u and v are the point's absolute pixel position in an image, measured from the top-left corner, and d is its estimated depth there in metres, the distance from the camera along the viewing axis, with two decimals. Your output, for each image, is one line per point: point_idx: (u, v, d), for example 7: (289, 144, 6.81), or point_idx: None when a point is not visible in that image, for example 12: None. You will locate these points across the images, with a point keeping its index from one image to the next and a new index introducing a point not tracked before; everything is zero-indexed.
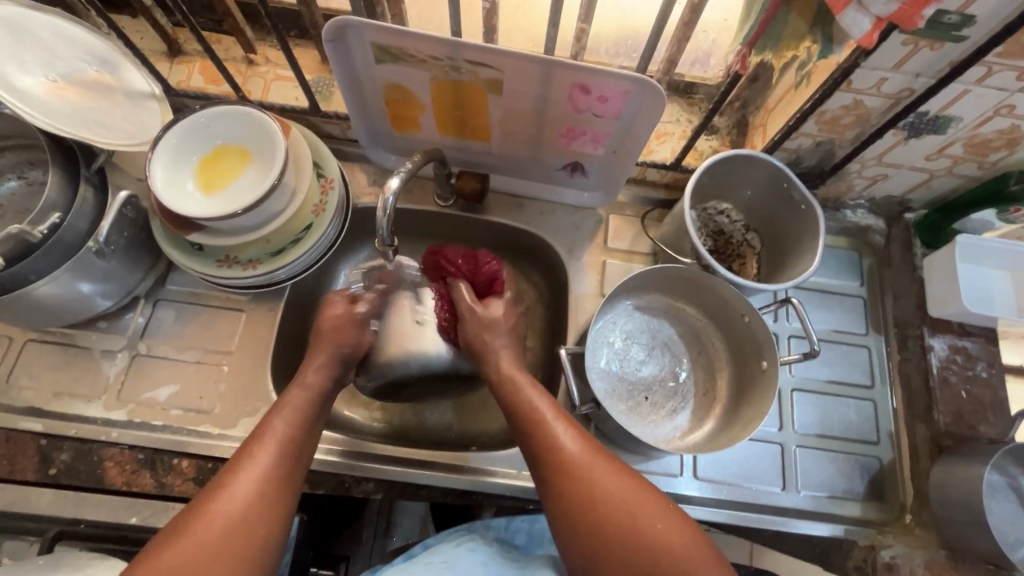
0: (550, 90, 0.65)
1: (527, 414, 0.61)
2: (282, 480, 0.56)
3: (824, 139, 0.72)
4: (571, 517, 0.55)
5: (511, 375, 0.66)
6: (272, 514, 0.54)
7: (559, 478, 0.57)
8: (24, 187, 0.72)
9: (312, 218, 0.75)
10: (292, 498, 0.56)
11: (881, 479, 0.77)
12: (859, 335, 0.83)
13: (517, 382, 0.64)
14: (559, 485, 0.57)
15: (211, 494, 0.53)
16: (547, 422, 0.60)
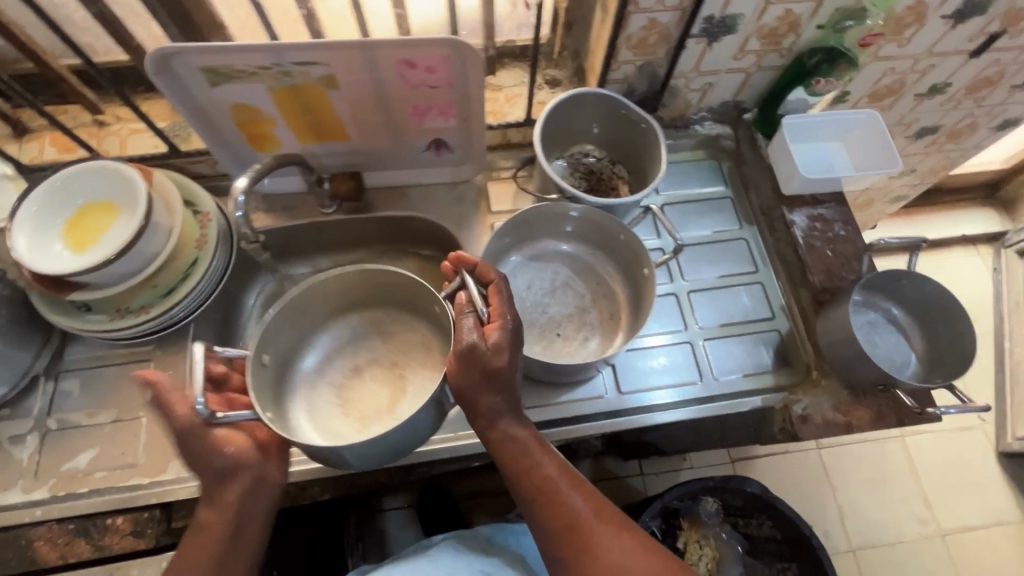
0: (380, 72, 0.70)
1: (540, 488, 0.62)
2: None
3: (644, 62, 0.80)
4: None
5: (514, 434, 0.64)
6: None
7: (577, 552, 0.59)
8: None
9: (196, 252, 0.76)
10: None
11: (783, 347, 0.83)
12: (734, 230, 0.92)
13: (524, 443, 0.64)
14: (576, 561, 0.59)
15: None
16: (565, 495, 0.62)
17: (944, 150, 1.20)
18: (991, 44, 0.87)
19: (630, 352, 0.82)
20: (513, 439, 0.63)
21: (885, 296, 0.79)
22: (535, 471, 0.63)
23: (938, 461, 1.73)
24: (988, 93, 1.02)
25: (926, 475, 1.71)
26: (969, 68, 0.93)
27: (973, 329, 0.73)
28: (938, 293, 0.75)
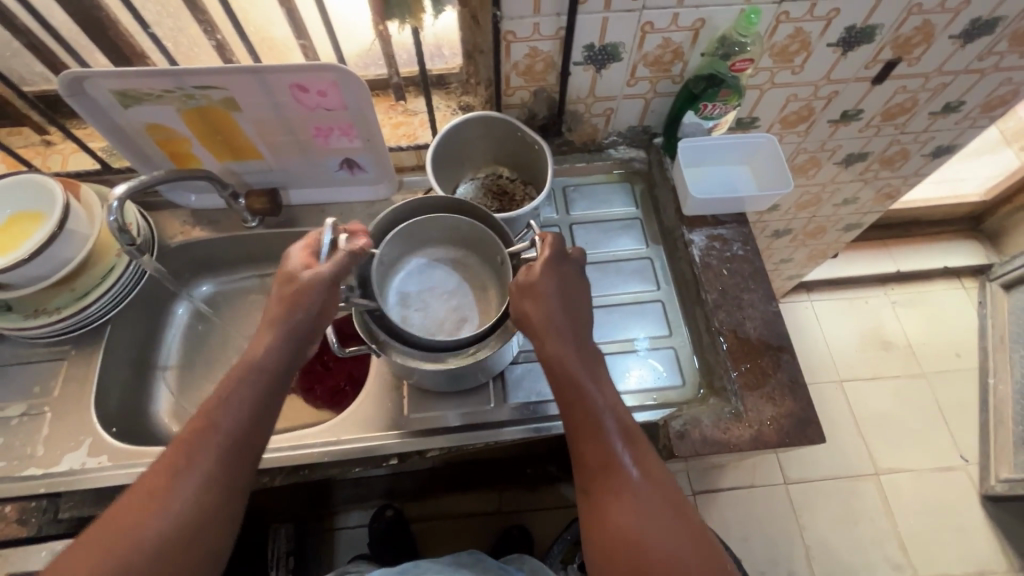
0: (276, 96, 0.76)
1: (601, 439, 0.62)
2: (195, 501, 0.55)
3: (536, 88, 0.85)
4: (606, 547, 0.59)
5: (564, 387, 0.65)
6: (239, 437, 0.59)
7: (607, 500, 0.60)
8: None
9: (116, 258, 0.83)
10: (232, 492, 0.58)
11: (677, 363, 0.84)
12: (642, 249, 0.93)
13: (570, 400, 0.64)
14: (602, 500, 0.61)
15: (207, 482, 0.56)
16: (605, 420, 0.63)
17: (881, 176, 1.21)
18: (890, 70, 0.89)
19: (516, 366, 0.83)
20: (571, 372, 0.65)
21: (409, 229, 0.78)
22: (601, 430, 0.63)
23: (916, 502, 1.64)
24: (907, 120, 1.03)
25: (901, 516, 1.62)
26: (876, 94, 0.94)
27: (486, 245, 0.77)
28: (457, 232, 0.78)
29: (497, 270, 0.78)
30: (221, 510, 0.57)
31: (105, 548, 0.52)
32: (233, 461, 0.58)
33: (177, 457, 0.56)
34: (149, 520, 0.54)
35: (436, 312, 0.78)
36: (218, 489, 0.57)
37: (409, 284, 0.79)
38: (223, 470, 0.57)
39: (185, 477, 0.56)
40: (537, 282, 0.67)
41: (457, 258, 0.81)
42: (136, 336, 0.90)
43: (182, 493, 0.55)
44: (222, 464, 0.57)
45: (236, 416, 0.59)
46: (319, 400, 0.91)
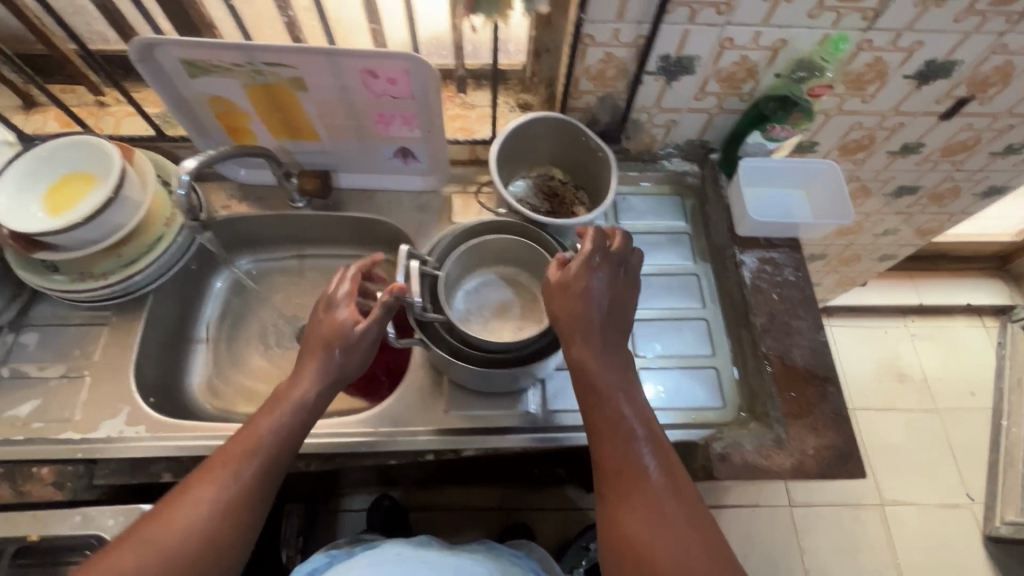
0: (345, 80, 0.75)
1: (626, 447, 0.62)
2: (225, 509, 0.57)
3: (602, 93, 0.83)
4: (614, 536, 0.59)
5: (586, 381, 0.65)
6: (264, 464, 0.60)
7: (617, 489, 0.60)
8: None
9: (163, 228, 0.82)
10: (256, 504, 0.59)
11: (719, 385, 0.83)
12: (689, 265, 0.92)
13: (590, 393, 0.65)
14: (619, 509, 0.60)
15: (239, 489, 0.58)
16: (623, 414, 0.63)
17: (927, 210, 1.20)
18: (961, 108, 0.87)
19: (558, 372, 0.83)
20: (598, 380, 0.65)
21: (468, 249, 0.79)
22: (626, 439, 0.62)
23: (918, 537, 1.64)
24: (965, 158, 1.01)
25: (902, 549, 1.63)
26: (941, 130, 0.93)
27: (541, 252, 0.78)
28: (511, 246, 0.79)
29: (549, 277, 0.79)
30: (246, 521, 0.58)
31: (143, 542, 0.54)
32: (265, 477, 0.60)
33: (214, 465, 0.59)
34: (180, 520, 0.56)
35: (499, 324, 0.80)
36: (245, 501, 0.58)
37: (469, 301, 0.80)
38: (253, 482, 0.59)
39: (220, 482, 0.58)
40: (572, 275, 0.67)
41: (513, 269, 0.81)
42: (175, 308, 0.90)
43: (212, 502, 0.57)
44: (246, 483, 0.59)
45: (274, 433, 0.62)
46: (353, 388, 0.90)
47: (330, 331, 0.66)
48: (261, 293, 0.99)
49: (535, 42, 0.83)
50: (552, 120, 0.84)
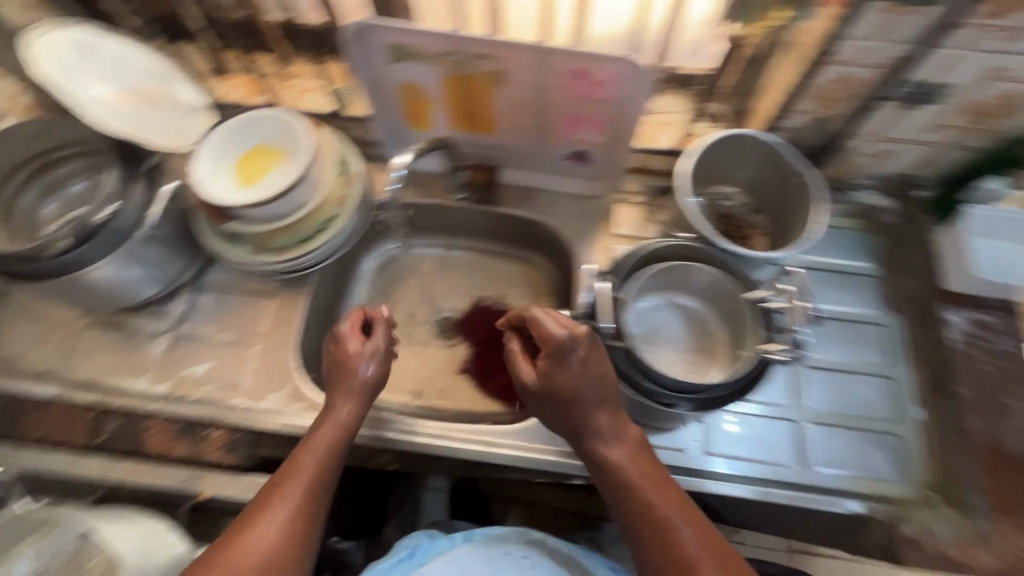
0: (548, 78, 0.70)
1: (667, 534, 0.57)
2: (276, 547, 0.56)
3: (820, 115, 0.74)
4: None
5: (622, 471, 0.62)
6: (316, 487, 0.61)
7: None
8: (86, 189, 0.81)
9: (337, 210, 0.82)
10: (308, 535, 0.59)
11: (904, 455, 0.75)
12: (874, 314, 0.83)
13: (629, 485, 0.61)
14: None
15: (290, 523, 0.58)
16: (659, 504, 0.59)
17: None
18: None
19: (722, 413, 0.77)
20: (625, 462, 0.62)
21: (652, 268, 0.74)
22: (666, 525, 0.57)
23: None
24: None
25: None
26: None
27: (727, 283, 0.69)
28: (696, 272, 0.71)
29: (733, 315, 0.70)
30: (303, 555, 0.58)
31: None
32: (310, 502, 0.60)
33: (259, 506, 0.59)
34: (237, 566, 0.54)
35: (672, 356, 0.73)
36: (298, 536, 0.58)
37: (644, 325, 0.74)
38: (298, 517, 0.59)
39: (269, 522, 0.58)
40: (576, 345, 0.63)
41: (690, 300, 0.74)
42: (332, 285, 0.91)
43: (270, 532, 0.57)
44: (297, 509, 0.59)
45: (319, 459, 0.63)
46: (493, 390, 0.88)
47: (343, 360, 0.69)
48: (405, 278, 0.98)
49: (751, 50, 0.75)
50: (754, 137, 0.77)
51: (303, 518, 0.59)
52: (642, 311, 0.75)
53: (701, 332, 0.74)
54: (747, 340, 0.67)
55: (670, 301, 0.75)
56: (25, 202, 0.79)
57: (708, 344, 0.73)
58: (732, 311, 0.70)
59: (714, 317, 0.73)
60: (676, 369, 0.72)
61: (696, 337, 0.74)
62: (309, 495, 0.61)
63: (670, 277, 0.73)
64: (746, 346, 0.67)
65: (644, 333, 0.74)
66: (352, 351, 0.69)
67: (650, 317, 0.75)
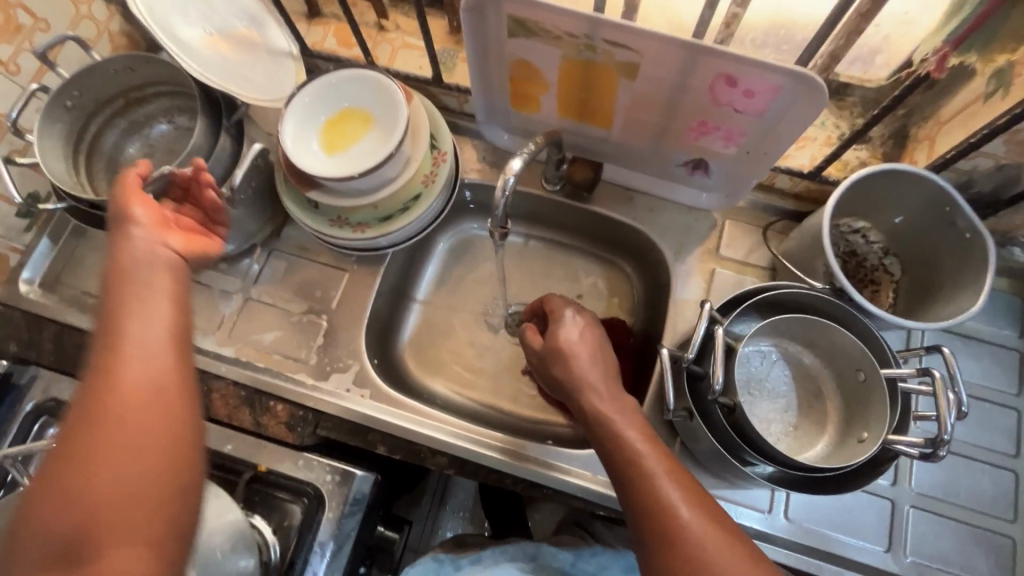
0: (690, 80, 0.60)
1: (664, 514, 0.51)
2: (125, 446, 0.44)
3: (1010, 162, 0.61)
4: None
5: (613, 426, 0.57)
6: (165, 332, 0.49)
7: (678, 557, 0.49)
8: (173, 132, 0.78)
9: (421, 188, 0.77)
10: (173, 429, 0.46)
11: (1011, 560, 0.67)
12: (1009, 395, 0.72)
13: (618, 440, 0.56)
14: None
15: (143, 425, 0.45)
16: (647, 455, 0.55)
17: None
18: None
19: None
20: (612, 418, 0.58)
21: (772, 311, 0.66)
22: (662, 505, 0.52)
23: None
24: None
25: None
26: None
27: (857, 352, 0.61)
28: (822, 330, 0.63)
29: (853, 388, 0.63)
30: (187, 400, 0.48)
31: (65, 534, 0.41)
32: (171, 385, 0.47)
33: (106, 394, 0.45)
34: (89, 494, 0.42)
35: (772, 414, 0.67)
36: (172, 384, 0.48)
37: (750, 372, 0.68)
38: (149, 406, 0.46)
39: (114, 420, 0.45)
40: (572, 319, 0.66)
41: (803, 355, 0.68)
42: (403, 263, 0.86)
43: (130, 388, 0.46)
44: (155, 356, 0.48)
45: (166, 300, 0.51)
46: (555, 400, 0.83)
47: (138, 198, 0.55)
48: (478, 261, 0.92)
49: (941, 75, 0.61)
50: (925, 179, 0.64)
51: (166, 367, 0.48)
52: (751, 357, 0.68)
53: (810, 393, 0.67)
54: (869, 422, 0.60)
55: (783, 353, 0.68)
56: (110, 140, 0.76)
57: (814, 408, 0.67)
58: (854, 382, 0.63)
59: (828, 381, 0.66)
60: (773, 430, 0.66)
61: (801, 398, 0.67)
62: (166, 345, 0.49)
63: (790, 327, 0.65)
64: (863, 427, 0.60)
65: (747, 382, 0.67)
66: (129, 218, 0.54)
67: (759, 366, 0.68)
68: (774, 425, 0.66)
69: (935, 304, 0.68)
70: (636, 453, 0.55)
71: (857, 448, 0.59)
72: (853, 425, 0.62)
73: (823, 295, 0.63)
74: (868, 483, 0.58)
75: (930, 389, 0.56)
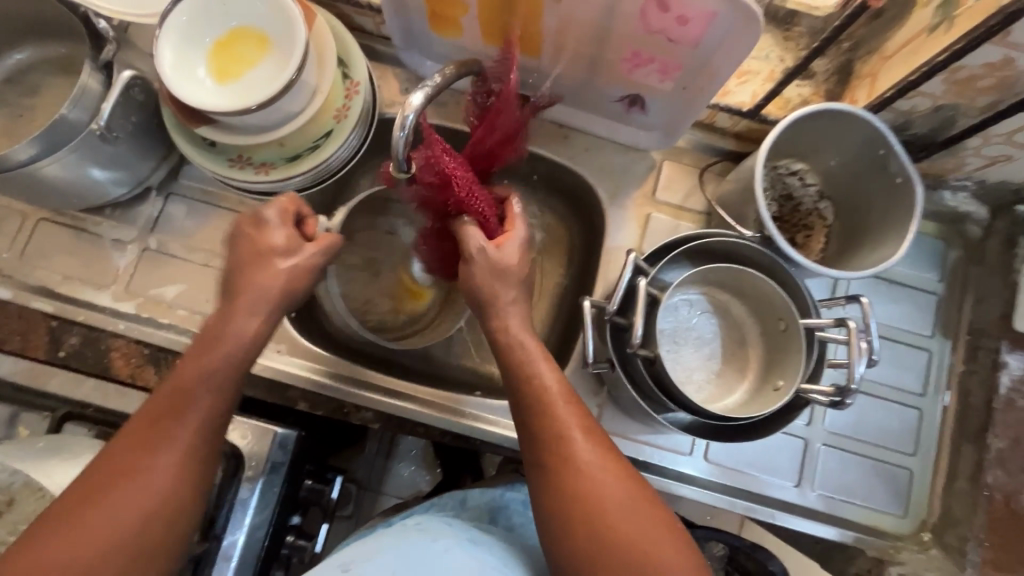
0: (619, 3, 0.53)
1: (543, 426, 0.52)
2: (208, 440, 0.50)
3: (947, 103, 0.59)
4: (567, 518, 0.48)
5: (505, 329, 0.58)
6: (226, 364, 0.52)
7: (552, 458, 0.50)
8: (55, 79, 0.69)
9: (333, 123, 0.68)
10: (206, 492, 0.50)
11: (907, 491, 0.71)
12: (923, 337, 0.74)
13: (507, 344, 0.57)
14: (580, 519, 0.48)
15: (60, 515, 0.45)
16: (536, 362, 0.55)
17: None
18: None
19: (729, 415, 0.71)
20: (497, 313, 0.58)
21: (700, 261, 0.64)
22: (545, 423, 0.52)
23: None
24: None
25: None
26: None
27: (776, 301, 0.61)
28: (748, 279, 0.62)
29: (774, 336, 0.63)
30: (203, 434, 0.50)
31: (248, 313, 0.55)
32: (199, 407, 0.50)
33: (117, 465, 0.47)
34: (159, 428, 0.49)
35: (696, 364, 0.66)
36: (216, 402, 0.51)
37: (677, 322, 0.66)
38: (141, 535, 0.46)
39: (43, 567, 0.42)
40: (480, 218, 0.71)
41: (726, 304, 0.67)
42: (324, 207, 0.80)
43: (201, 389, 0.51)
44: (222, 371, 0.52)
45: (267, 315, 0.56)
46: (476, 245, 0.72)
47: None
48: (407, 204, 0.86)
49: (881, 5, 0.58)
50: (867, 117, 0.60)
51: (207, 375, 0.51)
52: (677, 309, 0.66)
53: (733, 341, 0.67)
54: (785, 371, 0.60)
55: (709, 303, 0.67)
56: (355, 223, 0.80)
57: (738, 356, 0.66)
58: (777, 330, 0.63)
59: (750, 327, 0.66)
60: (695, 380, 0.65)
61: (726, 346, 0.67)
62: (225, 362, 0.53)
63: (718, 276, 0.64)
64: (781, 374, 0.61)
65: (673, 332, 0.66)
66: None
67: (685, 314, 0.66)
68: (696, 375, 0.65)
69: (860, 250, 0.67)
70: (528, 361, 0.55)
71: (773, 397, 0.60)
72: (772, 373, 0.63)
73: (752, 244, 0.61)
74: (782, 428, 0.59)
75: (845, 337, 0.56)
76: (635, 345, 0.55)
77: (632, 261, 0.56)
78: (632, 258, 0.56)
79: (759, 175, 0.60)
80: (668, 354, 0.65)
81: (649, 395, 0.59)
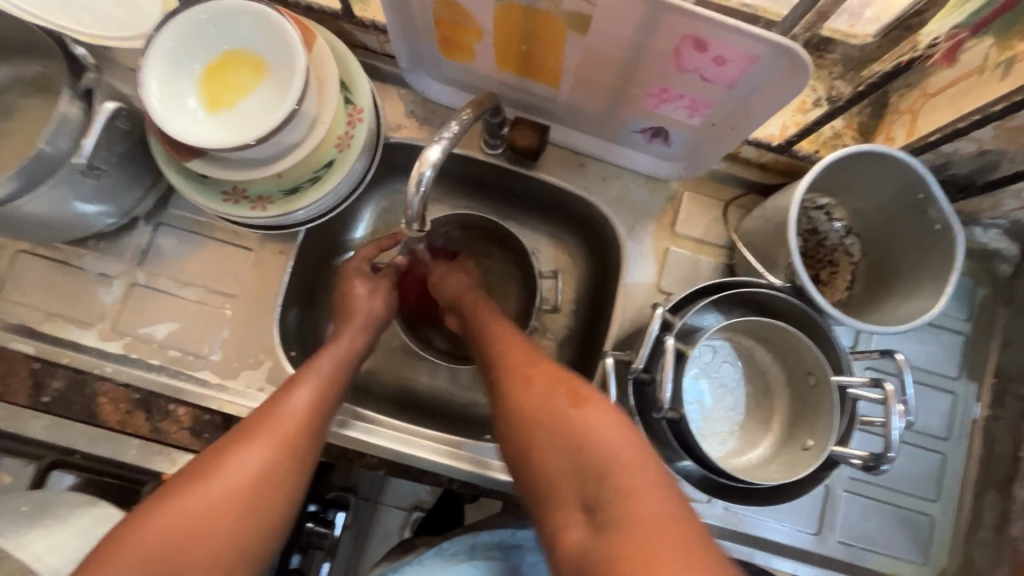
0: (651, 40, 0.49)
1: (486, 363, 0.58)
2: (317, 414, 0.55)
3: (993, 148, 0.55)
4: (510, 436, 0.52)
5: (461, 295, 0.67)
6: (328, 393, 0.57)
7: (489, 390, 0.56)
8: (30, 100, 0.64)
9: (334, 153, 0.63)
10: (306, 469, 0.53)
11: (927, 537, 0.70)
12: (948, 378, 0.72)
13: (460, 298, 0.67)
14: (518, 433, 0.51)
15: (190, 470, 0.48)
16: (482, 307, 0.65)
17: None
18: None
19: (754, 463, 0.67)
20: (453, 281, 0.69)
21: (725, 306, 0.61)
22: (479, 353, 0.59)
23: None
24: None
25: None
26: None
27: (806, 355, 0.58)
28: (777, 331, 0.59)
29: (802, 388, 0.60)
30: (306, 438, 0.53)
31: (348, 333, 0.63)
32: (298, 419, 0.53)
33: (231, 440, 0.51)
34: (258, 428, 0.51)
35: (718, 414, 0.63)
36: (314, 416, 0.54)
37: (700, 371, 0.63)
38: (259, 492, 0.48)
39: (179, 511, 0.45)
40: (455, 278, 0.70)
41: (750, 349, 0.64)
42: (323, 235, 0.75)
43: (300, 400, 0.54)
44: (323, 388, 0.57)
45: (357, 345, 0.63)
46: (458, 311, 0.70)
47: None
48: None
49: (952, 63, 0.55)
50: (909, 163, 0.56)
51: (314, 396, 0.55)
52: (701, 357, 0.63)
53: (758, 391, 0.64)
54: (816, 430, 0.57)
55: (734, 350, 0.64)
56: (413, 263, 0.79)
57: (762, 405, 0.64)
58: (805, 382, 0.60)
59: (776, 376, 0.63)
60: (717, 431, 0.62)
61: (748, 395, 0.64)
62: (325, 389, 0.57)
63: (745, 325, 0.61)
64: (808, 433, 0.58)
65: (696, 382, 0.63)
66: None
67: (708, 364, 0.64)
68: (718, 426, 0.63)
69: (890, 295, 0.64)
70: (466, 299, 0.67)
71: (801, 457, 0.57)
72: (798, 428, 0.60)
73: (783, 295, 0.57)
74: (809, 491, 0.56)
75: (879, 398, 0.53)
76: (663, 408, 0.52)
77: (659, 317, 0.53)
78: (659, 315, 0.53)
79: (794, 222, 0.56)
80: (690, 405, 0.62)
81: (671, 452, 0.56)
